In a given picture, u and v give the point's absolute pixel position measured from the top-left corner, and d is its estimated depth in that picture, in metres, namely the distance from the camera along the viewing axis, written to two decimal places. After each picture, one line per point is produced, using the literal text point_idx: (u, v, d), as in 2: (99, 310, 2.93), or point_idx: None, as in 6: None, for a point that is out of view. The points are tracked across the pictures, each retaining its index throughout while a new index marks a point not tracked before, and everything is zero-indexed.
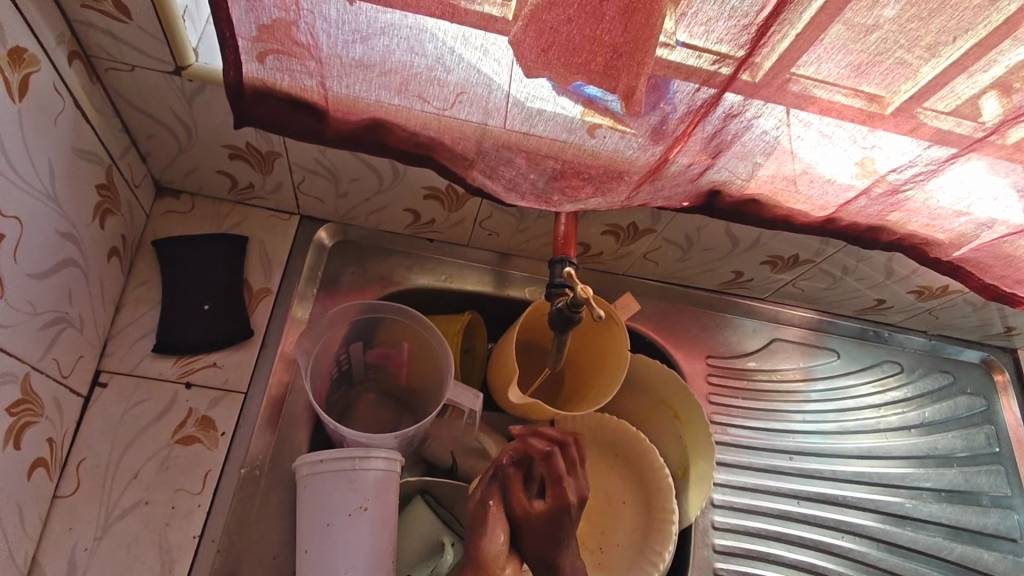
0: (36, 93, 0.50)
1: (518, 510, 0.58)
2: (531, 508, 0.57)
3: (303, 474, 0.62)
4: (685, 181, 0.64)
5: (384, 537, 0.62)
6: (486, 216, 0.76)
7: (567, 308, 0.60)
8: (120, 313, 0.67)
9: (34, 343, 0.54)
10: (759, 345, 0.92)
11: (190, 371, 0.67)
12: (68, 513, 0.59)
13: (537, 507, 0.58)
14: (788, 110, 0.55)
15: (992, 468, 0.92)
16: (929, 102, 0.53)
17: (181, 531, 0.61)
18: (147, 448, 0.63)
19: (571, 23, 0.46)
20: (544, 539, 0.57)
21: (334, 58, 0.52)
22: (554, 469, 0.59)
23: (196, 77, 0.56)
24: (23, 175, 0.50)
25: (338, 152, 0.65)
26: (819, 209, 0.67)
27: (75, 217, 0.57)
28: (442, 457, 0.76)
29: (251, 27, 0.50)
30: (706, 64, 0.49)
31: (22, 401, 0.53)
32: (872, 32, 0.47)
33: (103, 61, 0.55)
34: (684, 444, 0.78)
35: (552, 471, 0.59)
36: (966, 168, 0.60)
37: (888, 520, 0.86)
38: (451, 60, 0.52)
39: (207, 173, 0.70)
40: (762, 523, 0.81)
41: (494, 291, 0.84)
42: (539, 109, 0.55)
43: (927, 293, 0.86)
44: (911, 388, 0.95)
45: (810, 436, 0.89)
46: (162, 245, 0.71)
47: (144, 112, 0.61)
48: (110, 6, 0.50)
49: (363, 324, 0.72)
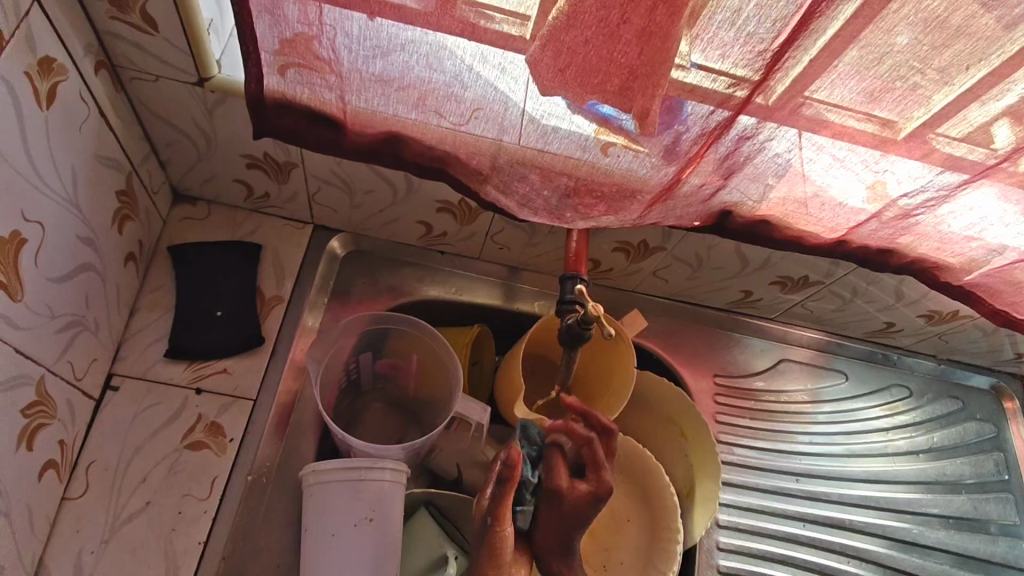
0: (63, 102, 0.51)
1: (562, 484, 0.54)
2: (576, 487, 0.54)
3: (310, 483, 0.63)
4: (697, 202, 0.64)
5: (389, 549, 0.62)
6: (498, 230, 0.76)
7: (577, 325, 0.60)
8: (134, 317, 0.68)
9: (51, 346, 0.54)
10: (767, 365, 0.92)
11: (200, 377, 0.67)
12: (76, 515, 0.59)
13: (578, 490, 0.54)
14: (800, 134, 0.55)
15: (1001, 496, 0.91)
16: (942, 128, 0.53)
17: (187, 537, 0.61)
18: (156, 452, 0.63)
19: (588, 44, 0.47)
20: (577, 520, 0.54)
21: (354, 72, 0.53)
22: (596, 454, 0.55)
23: (218, 88, 0.57)
24: (48, 183, 0.51)
25: (354, 164, 0.66)
26: (830, 230, 0.68)
27: (95, 223, 0.58)
28: (448, 469, 0.76)
29: (274, 41, 0.51)
30: (721, 87, 0.50)
31: (36, 402, 0.53)
32: (885, 60, 0.48)
33: (128, 70, 0.56)
34: (689, 464, 0.78)
35: (594, 457, 0.55)
36: (977, 195, 0.61)
37: (894, 546, 0.85)
38: (468, 76, 0.52)
39: (225, 181, 0.71)
40: (767, 545, 0.81)
41: (503, 305, 0.84)
42: (554, 126, 0.56)
43: (937, 317, 0.86)
44: (919, 413, 0.95)
45: (817, 458, 0.89)
46: (177, 251, 0.71)
47: (166, 121, 0.62)
48: (138, 18, 0.51)
49: (374, 334, 0.73)
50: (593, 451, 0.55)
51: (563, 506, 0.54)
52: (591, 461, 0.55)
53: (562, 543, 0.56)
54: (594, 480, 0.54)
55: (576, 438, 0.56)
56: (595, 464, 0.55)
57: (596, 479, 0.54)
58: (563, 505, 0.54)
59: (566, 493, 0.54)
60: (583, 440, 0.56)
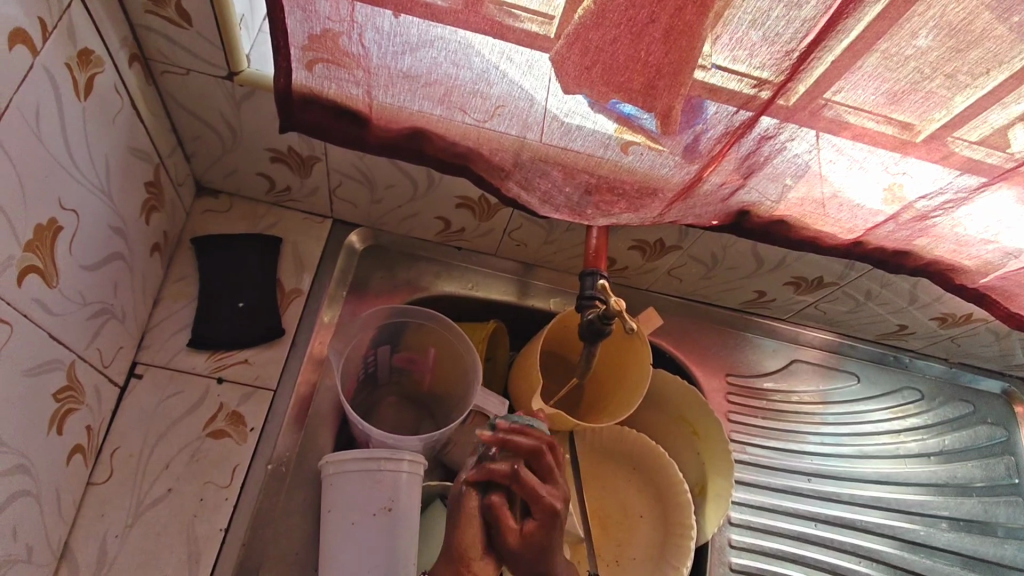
0: (99, 93, 0.52)
1: (510, 538, 0.52)
2: (523, 531, 0.52)
3: (329, 473, 0.64)
4: (716, 201, 0.65)
5: (407, 539, 0.63)
6: (516, 227, 0.77)
7: (598, 320, 0.61)
8: (158, 307, 0.69)
9: (81, 332, 0.55)
10: (778, 365, 0.92)
11: (222, 366, 0.68)
12: (101, 500, 0.60)
13: (527, 530, 0.52)
14: (820, 136, 0.56)
15: (1012, 500, 0.91)
16: (961, 132, 0.54)
17: (208, 523, 0.62)
18: (178, 440, 0.64)
19: (615, 43, 0.48)
20: (538, 556, 0.52)
21: (382, 68, 0.54)
22: (528, 487, 0.52)
23: (247, 82, 0.58)
24: (82, 171, 0.52)
25: (377, 159, 0.67)
26: (847, 231, 0.68)
27: (124, 212, 0.59)
28: (462, 464, 0.76)
29: (304, 36, 0.51)
30: (745, 88, 0.51)
31: (66, 388, 0.54)
32: (908, 62, 0.48)
33: (160, 63, 0.57)
34: (701, 461, 0.79)
35: (529, 490, 0.52)
36: (994, 199, 0.61)
37: (904, 547, 0.86)
38: (494, 75, 0.53)
39: (248, 175, 0.72)
40: (779, 543, 0.82)
41: (518, 301, 0.85)
42: (577, 125, 0.57)
43: (950, 321, 0.86)
44: (930, 416, 0.95)
45: (827, 458, 0.89)
46: (200, 243, 0.73)
47: (194, 114, 0.63)
48: (173, 12, 0.52)
49: (392, 327, 0.74)
50: (523, 485, 0.52)
51: (519, 554, 0.52)
52: (529, 494, 0.52)
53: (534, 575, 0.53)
54: (540, 513, 0.52)
55: (502, 481, 0.53)
56: (533, 496, 0.52)
57: (541, 512, 0.52)
58: (516, 554, 0.52)
59: (517, 542, 0.51)
60: (508, 478, 0.53)
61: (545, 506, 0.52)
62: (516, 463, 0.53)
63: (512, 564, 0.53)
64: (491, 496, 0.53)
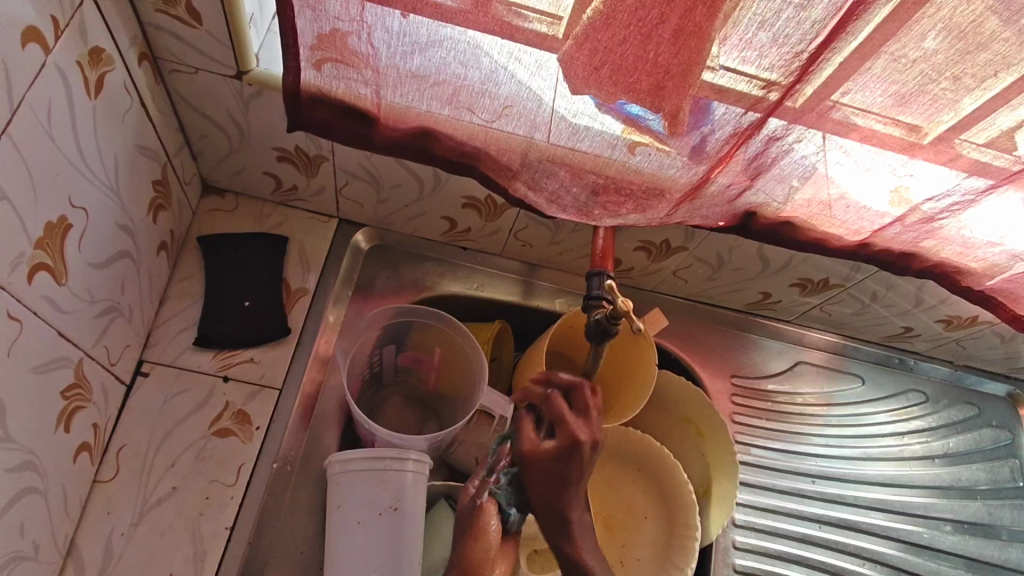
0: (108, 91, 0.52)
1: (526, 448, 0.55)
2: (540, 445, 0.54)
3: (334, 472, 0.64)
4: (723, 202, 0.65)
5: (413, 538, 0.63)
6: (522, 227, 0.77)
7: (605, 320, 0.61)
8: (164, 306, 0.69)
9: (89, 330, 0.56)
10: (783, 367, 0.92)
11: (228, 365, 0.69)
12: (107, 498, 0.60)
13: (543, 447, 0.54)
14: (827, 137, 0.56)
15: (1017, 503, 0.91)
16: (968, 134, 0.54)
17: (214, 522, 0.62)
18: (184, 439, 0.65)
19: (624, 44, 0.48)
20: (552, 479, 0.54)
21: (391, 68, 0.54)
22: (555, 409, 0.55)
23: (255, 82, 0.58)
24: (92, 169, 0.52)
25: (384, 159, 0.67)
26: (853, 233, 0.68)
27: (132, 210, 0.59)
28: (465, 463, 0.76)
29: (312, 36, 0.52)
30: (753, 89, 0.51)
31: (73, 385, 0.55)
32: (917, 64, 0.48)
33: (169, 62, 0.57)
34: (706, 462, 0.78)
35: (555, 411, 0.55)
36: (1001, 201, 0.61)
37: (908, 550, 0.86)
38: (502, 75, 0.53)
39: (255, 174, 0.73)
40: (783, 545, 0.82)
41: (522, 301, 0.85)
42: (584, 125, 0.57)
43: (955, 323, 0.86)
44: (934, 418, 0.95)
45: (832, 460, 0.89)
46: (206, 241, 0.73)
47: (202, 113, 0.63)
48: (183, 12, 0.52)
49: (398, 327, 0.74)
50: (552, 409, 0.55)
51: (532, 466, 0.54)
52: (556, 418, 0.54)
53: (549, 502, 0.55)
54: (562, 435, 0.53)
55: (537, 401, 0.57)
56: (559, 420, 0.54)
57: (563, 435, 0.53)
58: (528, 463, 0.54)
59: (532, 452, 0.54)
60: (541, 400, 0.56)
61: (568, 433, 0.53)
62: (556, 388, 0.56)
63: (531, 483, 0.55)
64: (523, 412, 0.57)
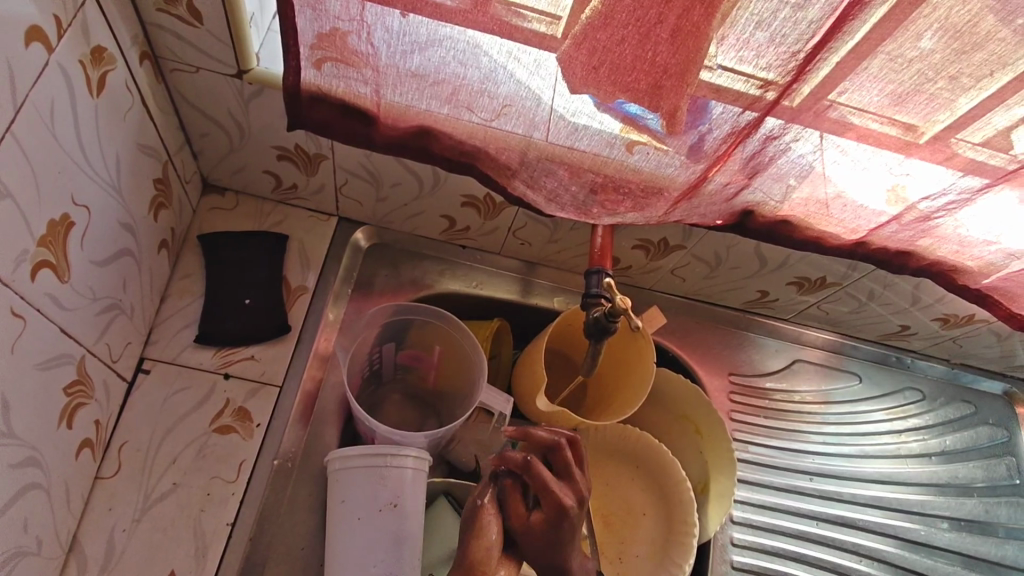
0: (110, 90, 0.52)
1: (516, 522, 0.53)
2: (530, 519, 0.53)
3: (334, 469, 0.65)
4: (721, 201, 0.66)
5: (413, 533, 0.63)
6: (521, 226, 0.78)
7: (604, 318, 0.61)
8: (165, 303, 0.70)
9: (92, 327, 0.56)
10: (781, 365, 0.93)
11: (228, 363, 0.69)
12: (109, 494, 0.61)
13: (533, 519, 0.53)
14: (824, 137, 0.56)
15: (1013, 500, 0.92)
16: (964, 133, 0.54)
17: (215, 518, 0.63)
18: (185, 435, 0.65)
19: (623, 43, 0.48)
20: (545, 547, 0.53)
21: (391, 67, 0.54)
22: (540, 479, 0.54)
23: (256, 80, 0.58)
24: (94, 167, 0.52)
25: (384, 157, 0.68)
26: (850, 231, 0.69)
27: (134, 209, 0.60)
28: (465, 460, 0.77)
29: (313, 35, 0.52)
30: (751, 89, 0.51)
31: (76, 382, 0.55)
32: (913, 64, 0.49)
33: (170, 61, 0.58)
34: (704, 460, 0.79)
35: (540, 481, 0.53)
36: (997, 200, 0.62)
37: (905, 547, 0.86)
38: (501, 75, 0.54)
39: (255, 173, 0.73)
40: (781, 541, 0.82)
41: (521, 299, 0.86)
42: (582, 125, 0.57)
43: (952, 321, 0.87)
44: (931, 416, 0.96)
45: (829, 458, 0.90)
46: (207, 240, 0.73)
47: (203, 112, 0.63)
48: (184, 11, 0.52)
49: (398, 325, 0.74)
50: (534, 476, 0.54)
51: (525, 539, 0.53)
52: (541, 487, 0.53)
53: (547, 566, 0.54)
54: (549, 505, 0.53)
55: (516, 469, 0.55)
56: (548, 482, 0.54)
57: (551, 504, 0.53)
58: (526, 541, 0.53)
59: (522, 527, 0.53)
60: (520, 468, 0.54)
61: (556, 501, 0.53)
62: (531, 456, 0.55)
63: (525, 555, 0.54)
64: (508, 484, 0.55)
